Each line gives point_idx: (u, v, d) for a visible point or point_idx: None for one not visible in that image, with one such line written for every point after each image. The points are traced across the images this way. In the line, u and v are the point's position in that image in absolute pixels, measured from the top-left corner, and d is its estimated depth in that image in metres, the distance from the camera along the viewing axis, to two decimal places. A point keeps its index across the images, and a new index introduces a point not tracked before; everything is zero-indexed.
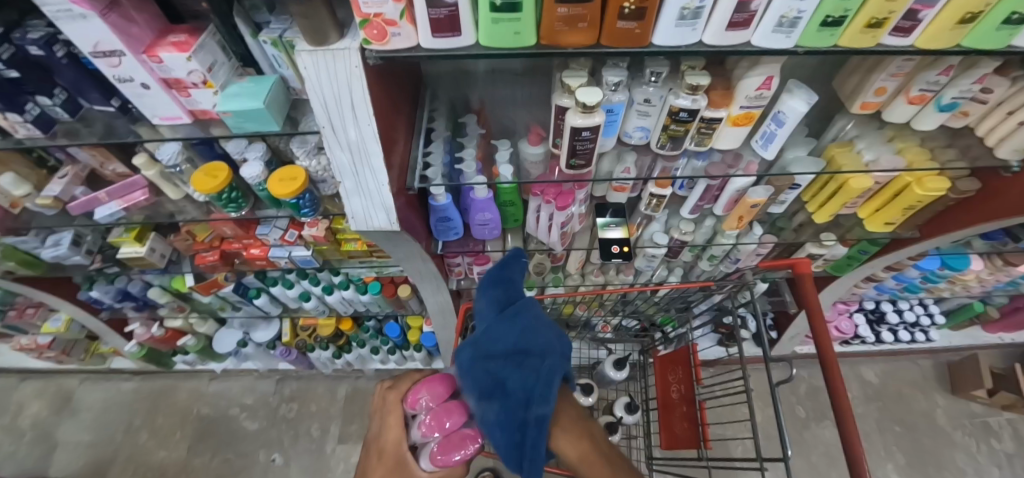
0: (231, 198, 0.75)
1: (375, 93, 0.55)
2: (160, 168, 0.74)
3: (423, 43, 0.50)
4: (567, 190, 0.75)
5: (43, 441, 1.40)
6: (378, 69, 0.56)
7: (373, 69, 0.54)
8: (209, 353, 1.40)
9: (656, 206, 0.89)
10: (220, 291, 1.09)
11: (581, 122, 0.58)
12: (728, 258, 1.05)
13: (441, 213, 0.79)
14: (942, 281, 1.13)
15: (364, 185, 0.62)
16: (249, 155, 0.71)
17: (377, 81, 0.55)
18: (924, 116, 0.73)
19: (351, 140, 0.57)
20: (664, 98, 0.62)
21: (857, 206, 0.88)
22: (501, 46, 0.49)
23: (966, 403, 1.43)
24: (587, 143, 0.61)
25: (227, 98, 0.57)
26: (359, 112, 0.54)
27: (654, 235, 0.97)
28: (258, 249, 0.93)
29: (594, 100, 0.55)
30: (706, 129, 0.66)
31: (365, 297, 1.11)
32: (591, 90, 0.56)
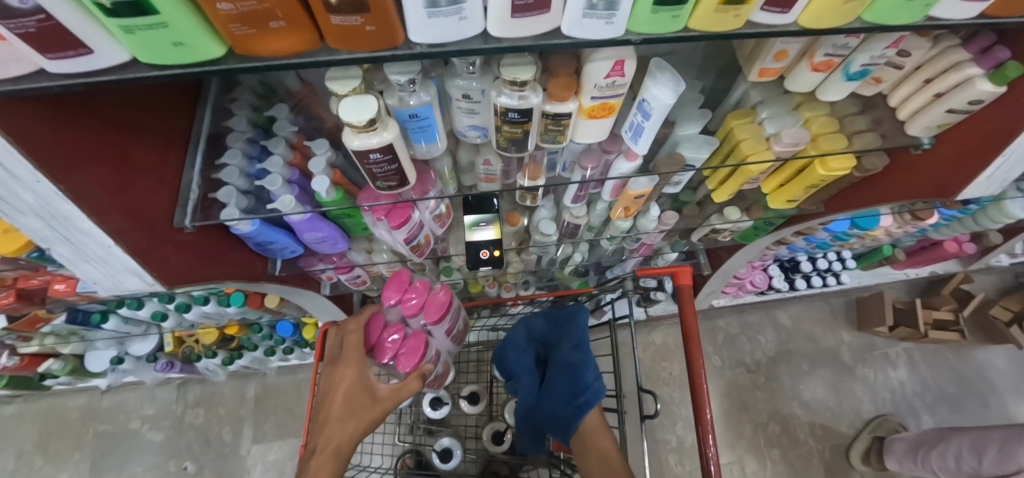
0: None
1: (54, 138, 0.38)
2: None
3: (46, 68, 0.31)
4: (404, 202, 0.60)
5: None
6: (52, 101, 0.37)
7: (31, 106, 0.35)
8: (86, 372, 1.24)
9: (534, 198, 0.77)
10: (53, 322, 0.94)
11: (366, 143, 0.42)
12: (630, 235, 0.96)
13: (256, 239, 0.64)
14: (852, 238, 1.11)
15: (88, 250, 0.47)
16: None
17: (52, 119, 0.37)
18: (831, 85, 0.62)
19: (28, 202, 0.40)
20: (487, 93, 0.46)
21: (760, 181, 0.78)
22: (174, 62, 0.32)
23: (870, 336, 1.51)
24: (386, 165, 0.46)
25: None
26: (19, 171, 0.36)
27: (541, 222, 0.85)
28: (61, 284, 0.77)
29: (364, 119, 0.39)
30: (554, 127, 0.51)
31: (231, 308, 0.98)
32: (361, 104, 0.39)
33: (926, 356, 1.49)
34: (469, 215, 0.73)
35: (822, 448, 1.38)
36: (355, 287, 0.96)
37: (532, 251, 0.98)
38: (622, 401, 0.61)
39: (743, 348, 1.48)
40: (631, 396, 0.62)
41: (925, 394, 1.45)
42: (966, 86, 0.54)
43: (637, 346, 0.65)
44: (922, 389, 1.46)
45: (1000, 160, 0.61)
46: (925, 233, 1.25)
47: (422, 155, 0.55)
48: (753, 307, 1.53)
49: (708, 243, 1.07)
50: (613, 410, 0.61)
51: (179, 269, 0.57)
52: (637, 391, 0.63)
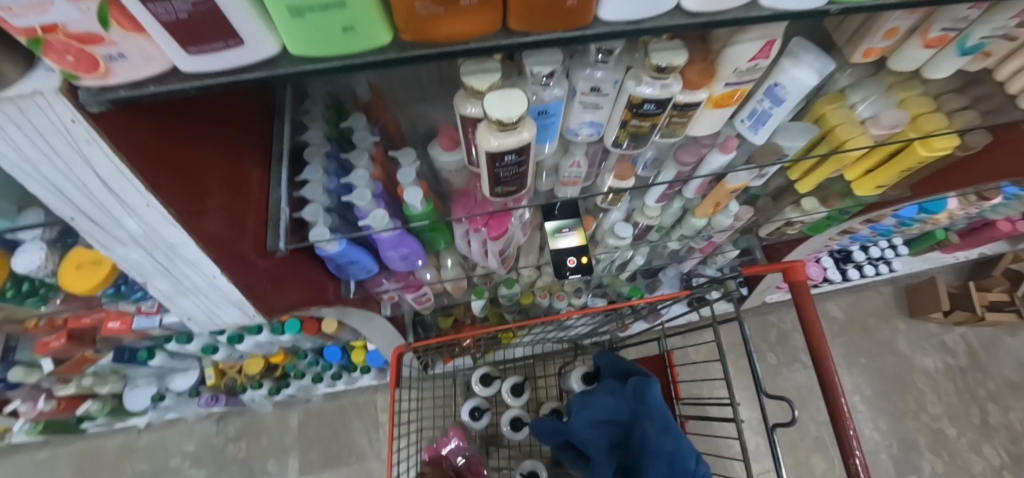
0: (26, 292, 0.52)
1: (159, 153, 0.34)
2: None
3: (180, 67, 0.27)
4: (502, 211, 0.57)
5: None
6: (158, 114, 0.33)
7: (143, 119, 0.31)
8: (124, 411, 1.18)
9: (615, 200, 0.73)
10: (99, 362, 0.88)
11: (502, 144, 0.38)
12: (698, 235, 0.92)
13: (339, 259, 0.60)
14: (916, 223, 1.07)
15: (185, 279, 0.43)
16: (19, 235, 0.46)
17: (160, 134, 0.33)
18: (939, 61, 0.59)
19: (130, 228, 0.35)
20: (620, 85, 0.42)
21: (848, 168, 0.74)
22: (330, 54, 0.28)
23: (924, 324, 1.47)
24: (513, 168, 0.42)
25: None
26: (126, 192, 0.32)
27: (616, 226, 0.81)
28: (117, 321, 0.71)
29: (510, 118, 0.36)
30: (679, 119, 0.47)
31: (285, 336, 0.93)
32: (506, 103, 0.36)
33: (985, 340, 1.45)
34: (550, 222, 0.71)
35: (889, 443, 1.33)
36: (416, 305, 0.91)
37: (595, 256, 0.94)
38: (680, 454, 0.67)
39: (797, 343, 1.44)
40: (688, 455, 0.67)
41: (987, 380, 1.41)
42: None
43: (654, 400, 0.74)
44: (982, 374, 1.42)
45: None
46: (983, 214, 1.21)
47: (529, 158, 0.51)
48: (802, 301, 1.48)
49: (772, 237, 1.02)
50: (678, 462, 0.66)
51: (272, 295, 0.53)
52: (690, 447, 0.68)
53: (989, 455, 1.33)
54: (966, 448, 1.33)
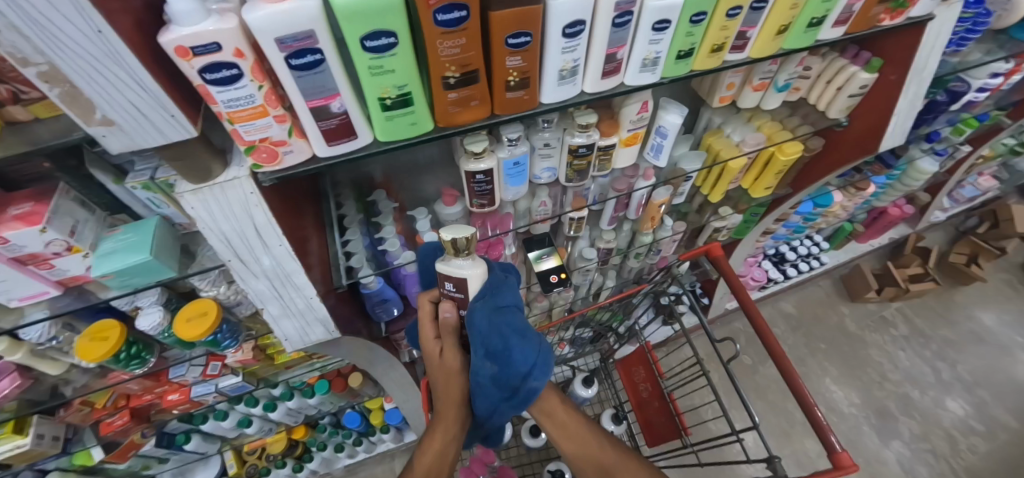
0: (132, 354, 0.66)
1: (280, 214, 0.53)
2: (30, 346, 0.64)
3: (317, 154, 0.49)
4: (496, 241, 0.78)
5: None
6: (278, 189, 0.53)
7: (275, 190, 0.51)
8: None
9: (579, 227, 0.91)
10: (140, 450, 0.93)
11: (477, 166, 0.61)
12: (651, 251, 1.13)
13: (376, 297, 0.76)
14: (818, 217, 1.34)
15: (291, 305, 0.58)
16: (140, 303, 0.62)
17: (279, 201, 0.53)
18: (768, 98, 0.87)
19: (264, 264, 0.53)
20: (561, 138, 0.66)
21: (741, 178, 1.00)
22: (399, 138, 0.50)
23: (864, 305, 1.70)
24: (484, 184, 0.65)
25: (100, 259, 0.50)
26: (269, 237, 0.51)
27: (583, 250, 0.98)
28: (176, 393, 0.81)
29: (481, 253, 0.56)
30: (605, 156, 0.71)
31: (314, 399, 1.01)
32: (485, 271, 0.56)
33: (917, 310, 1.68)
34: (532, 251, 0.87)
35: (867, 414, 1.47)
36: None
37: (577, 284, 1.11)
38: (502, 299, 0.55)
39: None
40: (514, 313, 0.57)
41: (930, 343, 1.62)
42: (852, 78, 0.81)
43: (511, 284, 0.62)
44: (925, 339, 1.62)
45: (895, 118, 0.84)
46: (871, 204, 1.52)
47: (509, 198, 0.73)
48: (761, 304, 1.68)
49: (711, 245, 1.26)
50: (505, 369, 0.54)
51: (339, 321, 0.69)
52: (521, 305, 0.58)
53: (954, 408, 1.49)
54: (931, 405, 1.49)
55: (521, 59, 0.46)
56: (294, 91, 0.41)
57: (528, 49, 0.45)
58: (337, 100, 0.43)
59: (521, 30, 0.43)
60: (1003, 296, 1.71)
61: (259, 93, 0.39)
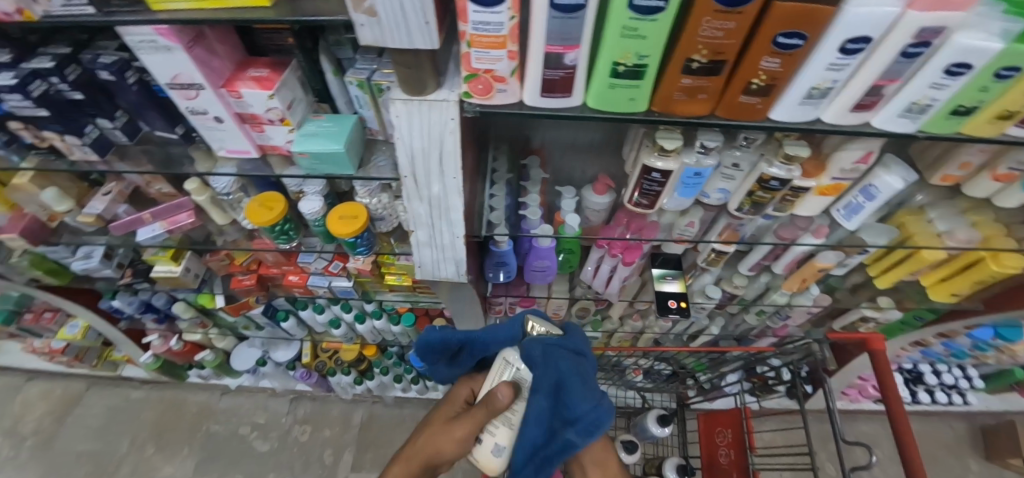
0: (283, 230, 0.72)
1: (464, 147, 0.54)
2: (211, 194, 0.73)
3: (524, 100, 0.49)
4: (635, 245, 0.74)
5: (12, 460, 1.24)
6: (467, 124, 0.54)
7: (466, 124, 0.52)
8: (225, 369, 1.27)
9: (715, 261, 0.82)
10: (250, 312, 1.02)
11: (657, 162, 0.58)
12: (777, 314, 1.00)
13: (498, 258, 0.74)
14: (991, 350, 1.11)
15: (438, 236, 0.60)
16: (307, 188, 0.68)
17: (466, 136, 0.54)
18: (1007, 194, 0.67)
19: (432, 191, 0.54)
20: (755, 164, 0.60)
21: (922, 274, 0.84)
22: (608, 109, 0.49)
23: (1003, 471, 1.38)
24: (655, 184, 0.61)
25: (303, 138, 0.55)
26: (448, 167, 0.52)
27: (706, 287, 0.88)
28: (296, 276, 0.87)
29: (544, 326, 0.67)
30: (792, 197, 0.63)
31: (397, 328, 1.03)
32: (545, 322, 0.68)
33: None
34: (655, 268, 0.82)
35: None
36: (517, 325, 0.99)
37: (678, 327, 1.02)
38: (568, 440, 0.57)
39: (860, 459, 1.38)
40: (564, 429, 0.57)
41: None
42: None
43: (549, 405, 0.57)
44: None
45: None
46: None
47: (669, 207, 0.68)
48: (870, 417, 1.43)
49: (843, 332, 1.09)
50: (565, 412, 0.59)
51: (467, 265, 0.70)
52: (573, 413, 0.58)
53: None
54: None
55: (778, 64, 0.41)
56: (541, 31, 0.40)
57: (794, 54, 0.40)
58: (574, 52, 0.42)
59: (800, 32, 0.37)
60: None
61: (508, 23, 0.39)
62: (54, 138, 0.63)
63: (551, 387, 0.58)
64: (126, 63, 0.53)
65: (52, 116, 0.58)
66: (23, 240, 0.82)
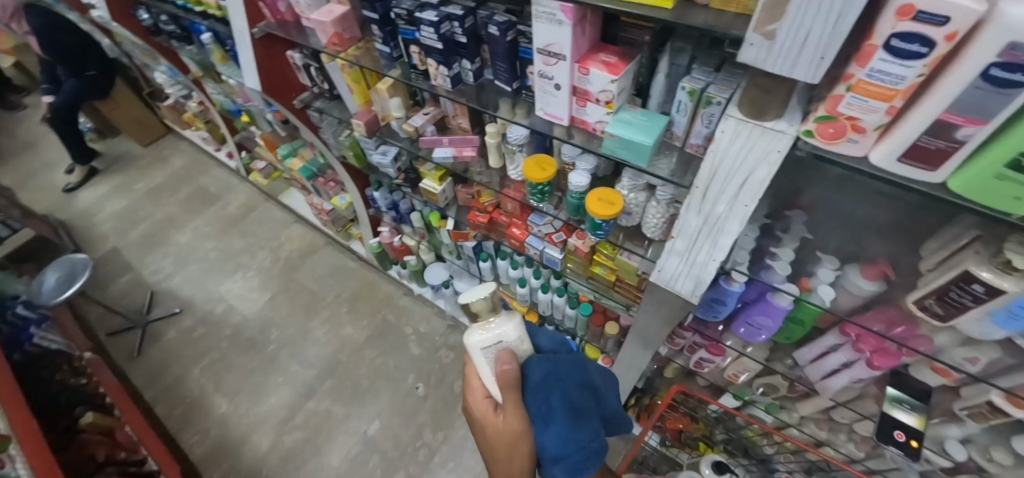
0: (541, 190, 0.84)
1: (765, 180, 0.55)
2: (500, 141, 0.90)
3: (871, 156, 0.47)
4: (892, 350, 0.66)
5: (269, 271, 1.73)
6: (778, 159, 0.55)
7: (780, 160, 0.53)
8: (417, 277, 1.51)
9: (983, 419, 0.67)
10: (465, 243, 1.20)
11: (985, 274, 0.49)
12: None
13: (719, 295, 0.73)
14: None
15: (694, 251, 0.64)
16: (580, 163, 0.77)
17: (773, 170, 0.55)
18: None
19: (715, 209, 0.58)
20: None
21: None
22: (974, 198, 0.44)
23: None
24: (966, 295, 0.52)
25: (617, 123, 0.64)
26: (745, 193, 0.54)
27: (947, 442, 0.74)
28: (519, 230, 1.00)
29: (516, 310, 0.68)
30: None
31: (571, 311, 1.08)
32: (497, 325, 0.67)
33: None
34: (891, 388, 0.71)
35: None
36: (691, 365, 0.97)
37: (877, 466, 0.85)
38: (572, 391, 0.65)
39: None
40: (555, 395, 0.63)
41: None
42: None
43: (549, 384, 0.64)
44: None
45: None
46: None
47: (974, 334, 0.57)
48: None
49: None
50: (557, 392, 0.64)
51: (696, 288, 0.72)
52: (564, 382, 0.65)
53: None
54: None
55: None
56: (945, 97, 0.38)
57: None
58: (974, 128, 0.39)
59: None
60: None
61: (912, 80, 0.39)
62: (432, 66, 0.84)
63: (566, 407, 0.62)
64: (511, 24, 0.69)
65: (442, 50, 0.78)
66: (362, 128, 1.11)
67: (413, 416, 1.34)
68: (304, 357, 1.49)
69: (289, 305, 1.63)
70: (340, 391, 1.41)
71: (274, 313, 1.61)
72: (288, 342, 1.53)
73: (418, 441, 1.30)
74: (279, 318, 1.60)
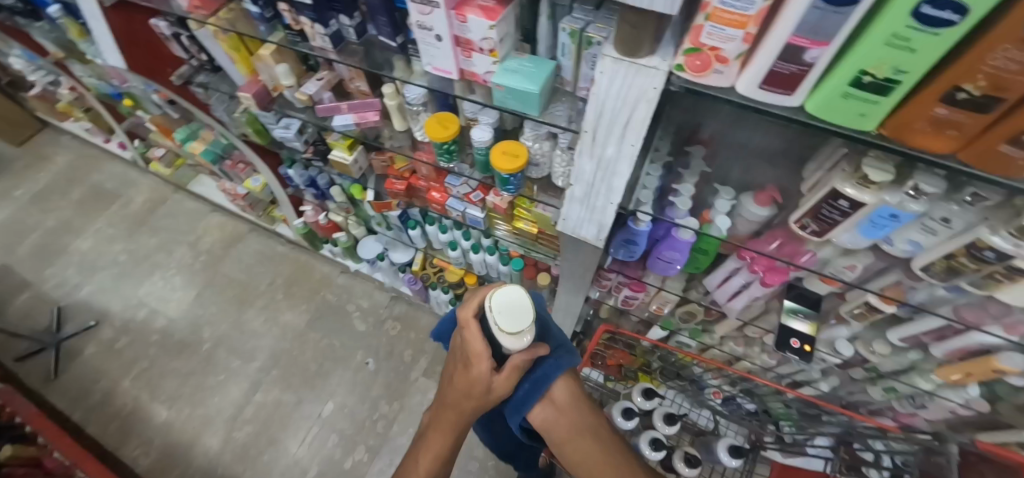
0: (448, 150, 0.80)
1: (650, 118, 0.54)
2: (400, 102, 0.83)
3: (737, 87, 0.47)
4: (781, 268, 0.71)
5: (190, 267, 1.60)
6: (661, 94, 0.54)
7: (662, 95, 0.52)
8: (352, 253, 1.45)
9: (863, 317, 0.75)
10: (389, 213, 1.15)
11: (848, 190, 0.53)
12: (910, 397, 0.87)
13: (630, 237, 0.75)
14: None
15: (592, 196, 0.64)
16: (482, 118, 0.74)
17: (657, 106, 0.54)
18: None
19: (605, 152, 0.57)
20: (972, 227, 0.52)
21: None
22: (827, 118, 0.45)
23: None
24: (836, 211, 0.57)
25: (504, 72, 0.60)
26: (630, 133, 0.54)
27: (838, 341, 0.82)
28: (439, 193, 0.96)
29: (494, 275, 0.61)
30: (1002, 277, 0.53)
31: (505, 268, 1.09)
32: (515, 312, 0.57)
33: None
34: (789, 301, 0.77)
35: None
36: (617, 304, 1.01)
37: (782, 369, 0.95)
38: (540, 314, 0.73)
39: None
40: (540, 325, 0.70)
41: None
42: None
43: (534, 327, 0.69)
44: None
45: None
46: None
47: (844, 243, 0.62)
48: None
49: None
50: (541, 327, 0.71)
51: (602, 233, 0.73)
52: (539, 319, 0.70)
53: None
54: None
55: None
56: (791, 21, 0.38)
57: None
58: (820, 50, 0.39)
59: None
60: None
61: (760, 4, 0.37)
62: (305, 24, 0.74)
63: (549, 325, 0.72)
64: None
65: (312, 6, 0.68)
66: (252, 101, 0.99)
67: (367, 391, 1.34)
68: (244, 350, 1.43)
69: (218, 299, 1.53)
70: (288, 380, 1.37)
71: (203, 311, 1.52)
72: (223, 338, 1.46)
73: (375, 415, 1.31)
74: (210, 315, 1.51)
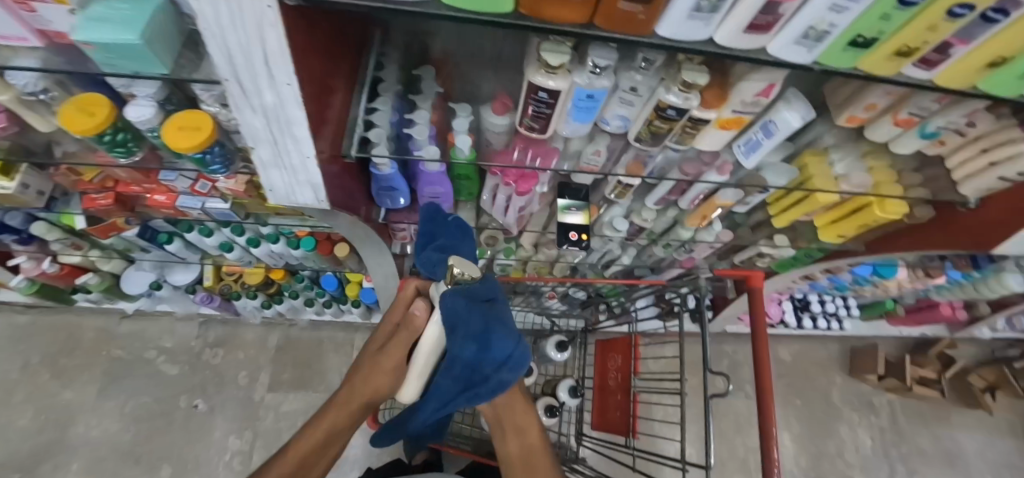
0: (119, 142, 0.61)
1: (303, 44, 0.42)
2: (18, 93, 0.57)
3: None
4: (530, 173, 0.69)
5: None
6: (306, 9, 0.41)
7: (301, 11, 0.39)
8: (116, 292, 1.19)
9: (623, 194, 0.81)
10: (123, 234, 0.94)
11: (546, 83, 0.50)
12: (682, 246, 1.02)
13: (384, 182, 0.69)
14: (868, 284, 1.23)
15: (284, 155, 0.53)
16: (136, 91, 0.55)
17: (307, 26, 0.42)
18: (904, 141, 0.67)
19: (265, 100, 0.45)
20: (654, 90, 0.54)
21: (815, 215, 0.87)
22: (466, 8, 0.38)
23: (859, 383, 1.62)
24: (543, 105, 0.54)
25: (87, 22, 0.42)
26: (277, 70, 0.41)
27: (614, 219, 0.88)
28: (163, 195, 0.78)
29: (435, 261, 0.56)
30: (691, 129, 0.59)
31: (297, 252, 0.99)
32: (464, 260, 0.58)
33: (908, 411, 1.61)
34: (563, 198, 0.78)
35: None
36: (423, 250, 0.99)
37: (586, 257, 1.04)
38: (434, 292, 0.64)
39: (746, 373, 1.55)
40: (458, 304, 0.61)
41: (902, 444, 1.57)
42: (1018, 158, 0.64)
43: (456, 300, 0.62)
44: (900, 438, 1.57)
45: None
46: (926, 293, 1.36)
47: (565, 132, 0.63)
48: None
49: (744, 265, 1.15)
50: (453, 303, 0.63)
51: (335, 191, 0.63)
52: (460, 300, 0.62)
53: None
54: None
55: None
56: None
57: None
58: None
59: None
60: (997, 431, 1.63)
61: None
62: None
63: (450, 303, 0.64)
64: None
65: None
66: None
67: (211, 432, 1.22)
68: (20, 456, 1.13)
69: None
70: (98, 465, 1.15)
71: None
72: None
73: (227, 455, 1.21)
74: None
